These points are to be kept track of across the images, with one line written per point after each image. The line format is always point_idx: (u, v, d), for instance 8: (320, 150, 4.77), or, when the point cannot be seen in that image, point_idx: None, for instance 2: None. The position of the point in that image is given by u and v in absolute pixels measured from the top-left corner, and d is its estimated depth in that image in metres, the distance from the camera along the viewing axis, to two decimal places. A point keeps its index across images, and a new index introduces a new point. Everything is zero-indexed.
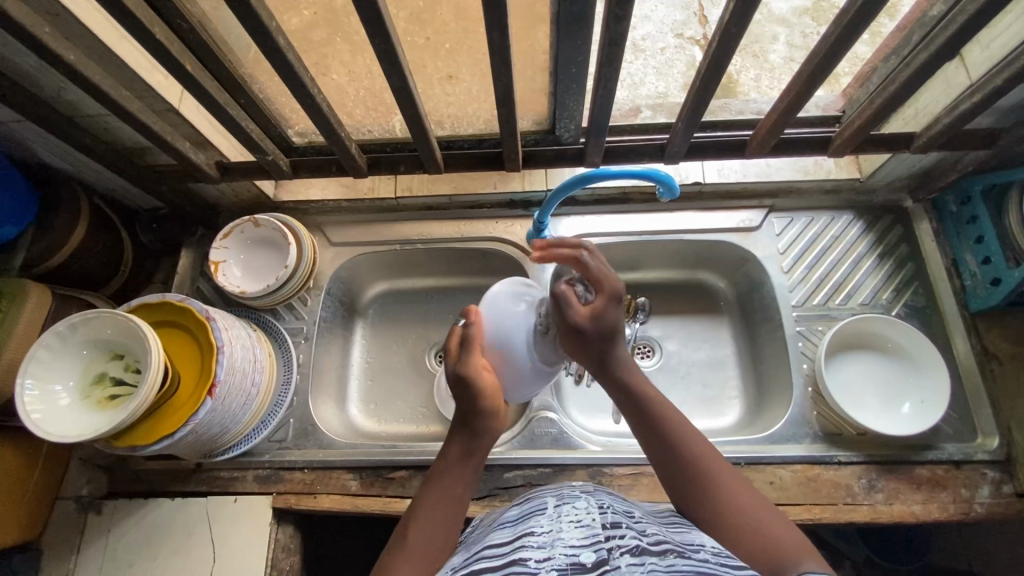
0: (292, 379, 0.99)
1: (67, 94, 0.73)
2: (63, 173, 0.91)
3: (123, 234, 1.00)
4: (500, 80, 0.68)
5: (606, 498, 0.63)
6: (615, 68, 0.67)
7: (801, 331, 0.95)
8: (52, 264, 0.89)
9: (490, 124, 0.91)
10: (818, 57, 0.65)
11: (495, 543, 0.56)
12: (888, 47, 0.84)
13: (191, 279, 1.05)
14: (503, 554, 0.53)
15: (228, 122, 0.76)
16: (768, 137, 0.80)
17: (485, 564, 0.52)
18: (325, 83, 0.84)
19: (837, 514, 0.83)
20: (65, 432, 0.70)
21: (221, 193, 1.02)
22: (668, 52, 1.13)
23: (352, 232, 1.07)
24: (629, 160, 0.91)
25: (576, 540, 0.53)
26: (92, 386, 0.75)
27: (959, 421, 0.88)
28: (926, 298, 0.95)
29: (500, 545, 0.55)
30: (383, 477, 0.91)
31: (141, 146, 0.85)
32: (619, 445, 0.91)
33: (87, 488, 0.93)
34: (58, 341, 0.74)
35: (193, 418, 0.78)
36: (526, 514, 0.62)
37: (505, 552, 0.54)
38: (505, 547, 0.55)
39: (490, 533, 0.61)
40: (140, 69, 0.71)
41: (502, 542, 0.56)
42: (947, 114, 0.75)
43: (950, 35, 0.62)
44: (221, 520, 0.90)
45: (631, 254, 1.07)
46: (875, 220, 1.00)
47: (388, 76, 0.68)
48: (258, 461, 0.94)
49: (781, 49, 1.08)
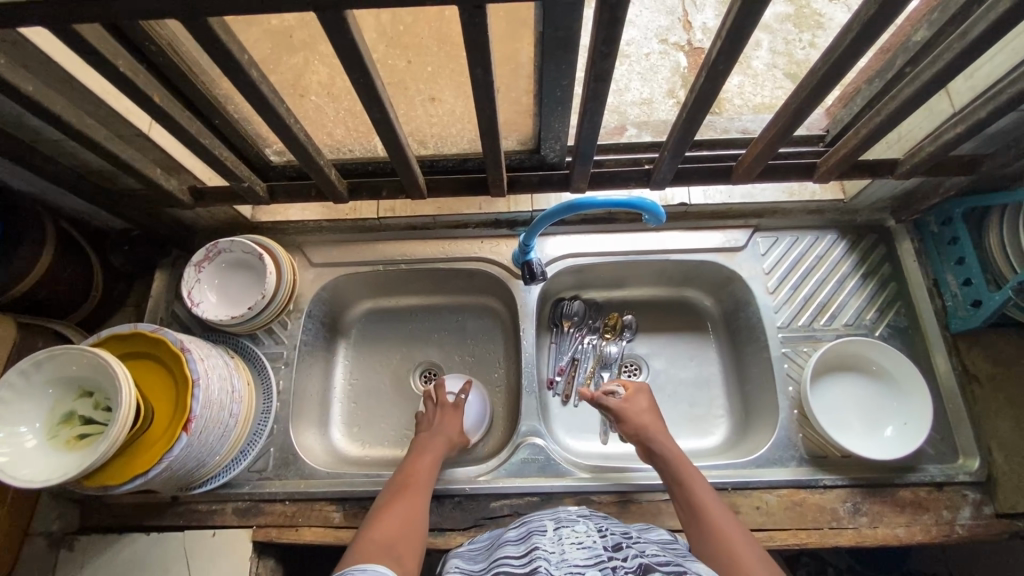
0: (272, 407, 0.96)
1: (27, 120, 0.69)
2: (26, 196, 0.86)
3: (92, 258, 0.96)
4: (484, 113, 0.66)
5: (602, 523, 0.69)
6: (602, 102, 0.66)
7: (786, 353, 0.95)
8: (16, 293, 0.85)
9: (473, 144, 0.88)
10: (806, 90, 0.65)
11: (511, 556, 0.62)
12: (873, 69, 0.84)
13: (166, 302, 1.02)
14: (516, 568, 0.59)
15: (201, 150, 0.73)
16: (754, 165, 0.81)
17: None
18: (304, 104, 0.80)
19: (822, 539, 0.84)
20: (31, 476, 0.67)
21: (196, 215, 0.98)
22: (652, 58, 1.12)
23: (334, 252, 1.05)
24: (615, 185, 0.90)
25: (580, 560, 0.59)
26: (59, 426, 0.71)
27: (941, 443, 0.89)
28: (908, 318, 0.96)
29: (516, 557, 0.61)
30: (367, 508, 0.89)
31: (109, 171, 0.82)
32: (607, 472, 0.90)
33: (57, 524, 0.90)
34: (21, 380, 0.70)
35: (167, 456, 0.75)
36: (527, 532, 0.67)
37: (520, 565, 0.59)
38: (520, 561, 0.60)
39: (497, 550, 0.67)
40: (107, 96, 0.68)
41: (515, 556, 0.62)
42: (930, 142, 0.76)
43: (937, 72, 0.62)
44: (199, 556, 0.87)
45: (617, 273, 1.07)
46: (859, 239, 1.01)
47: (367, 109, 0.66)
48: (237, 493, 0.91)
49: (764, 57, 1.07)
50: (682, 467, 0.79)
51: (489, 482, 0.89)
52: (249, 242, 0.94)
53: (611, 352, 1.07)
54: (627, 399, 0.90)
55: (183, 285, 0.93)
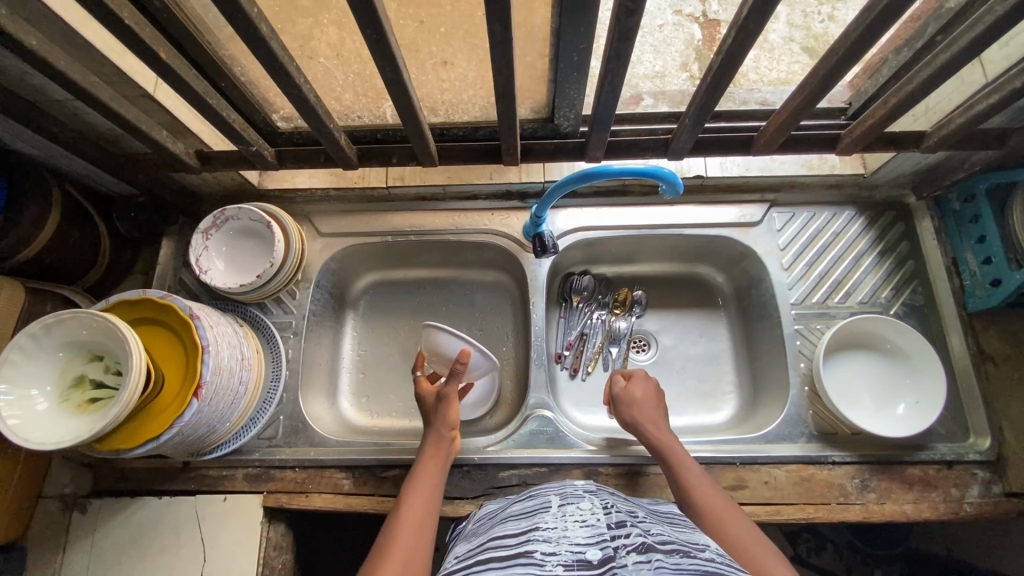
0: (282, 375, 0.96)
1: (31, 78, 0.67)
2: (31, 159, 0.85)
3: (99, 224, 0.95)
4: (500, 73, 0.64)
5: (610, 499, 0.63)
6: (623, 63, 0.64)
7: (798, 330, 0.94)
8: (23, 258, 0.84)
9: (486, 111, 0.87)
10: (838, 54, 0.63)
11: (506, 536, 0.57)
12: (901, 37, 0.81)
13: (173, 271, 1.01)
14: (511, 546, 0.54)
15: (208, 112, 0.71)
16: (776, 135, 0.79)
17: (493, 555, 0.53)
18: (311, 66, 0.77)
19: (830, 513, 0.84)
20: (44, 439, 0.67)
21: (203, 181, 0.97)
22: (665, 30, 1.05)
23: (342, 222, 1.03)
24: (631, 155, 0.88)
25: (581, 538, 0.53)
26: (71, 389, 0.72)
27: (953, 421, 0.88)
28: (924, 297, 0.94)
29: (510, 538, 0.56)
30: (376, 476, 0.90)
31: (115, 133, 0.80)
32: (615, 445, 0.90)
33: (70, 486, 0.91)
34: (32, 342, 0.70)
35: (179, 421, 0.75)
36: (530, 512, 0.62)
37: (513, 545, 0.54)
38: (513, 542, 0.55)
39: (497, 526, 0.62)
40: (110, 53, 0.66)
41: (511, 535, 0.57)
42: (960, 113, 0.73)
43: (974, 36, 0.60)
44: (211, 520, 0.88)
45: (629, 247, 1.05)
46: (877, 216, 0.99)
47: (378, 68, 0.64)
48: (247, 459, 0.92)
49: (781, 29, 1.00)
50: (681, 458, 0.79)
51: (497, 452, 0.89)
52: (258, 210, 0.92)
53: (622, 326, 1.07)
54: (624, 385, 0.89)
55: (190, 252, 0.92)
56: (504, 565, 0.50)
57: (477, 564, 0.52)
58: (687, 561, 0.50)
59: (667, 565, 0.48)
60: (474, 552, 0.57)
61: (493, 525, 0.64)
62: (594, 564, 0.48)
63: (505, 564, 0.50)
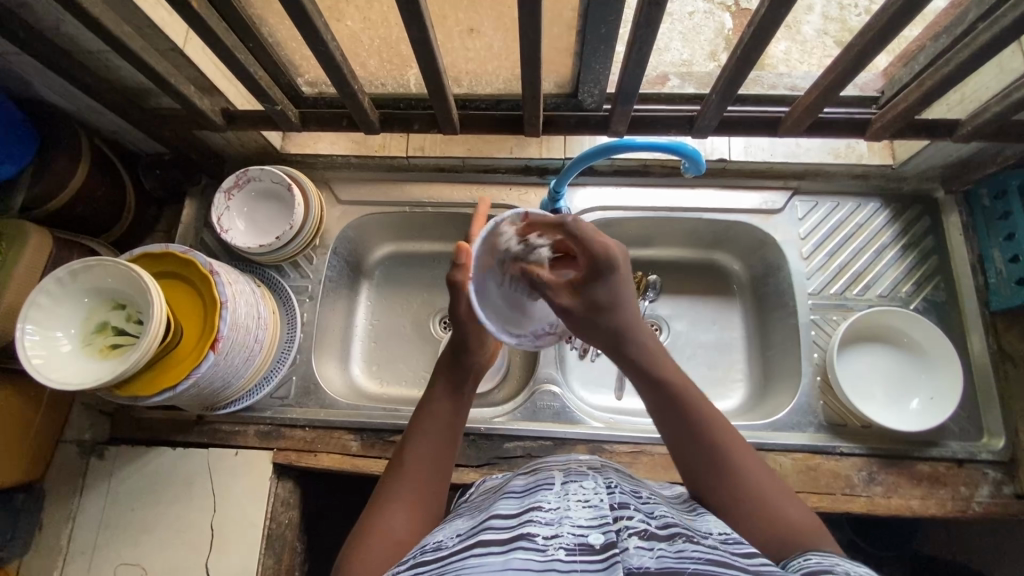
0: (296, 337, 0.98)
1: (66, 26, 0.69)
2: (63, 112, 0.87)
3: (125, 179, 0.97)
4: (526, 37, 0.63)
5: (614, 478, 0.59)
6: (653, 30, 0.62)
7: (814, 320, 0.93)
8: (53, 208, 0.86)
9: (509, 83, 0.87)
10: (873, 31, 0.62)
11: (500, 515, 0.53)
12: (940, 24, 0.78)
13: (195, 230, 1.03)
14: (509, 527, 0.50)
15: (236, 68, 0.72)
16: (804, 116, 0.77)
17: (489, 536, 0.49)
18: (339, 29, 0.77)
19: (833, 503, 0.83)
20: (67, 378, 0.70)
21: (226, 142, 0.98)
22: (696, 17, 1.00)
23: (361, 190, 1.04)
24: (654, 131, 0.87)
25: (583, 519, 0.50)
26: (94, 334, 0.74)
27: (966, 420, 0.87)
28: (946, 293, 0.92)
29: (504, 518, 0.52)
30: (383, 440, 0.92)
31: (144, 88, 0.82)
32: (618, 423, 0.92)
33: (89, 433, 0.93)
34: (58, 287, 0.72)
35: (196, 371, 0.77)
36: (531, 488, 0.58)
37: (510, 526, 0.50)
38: (509, 521, 0.51)
39: (496, 500, 0.58)
40: (143, 5, 0.67)
41: (508, 514, 0.53)
42: (997, 102, 0.72)
43: (1018, 15, 0.58)
44: (221, 472, 0.91)
45: (646, 229, 1.04)
46: (903, 209, 0.96)
47: (406, 28, 0.64)
48: (259, 416, 0.94)
49: (815, 22, 0.96)
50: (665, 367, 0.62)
51: (505, 424, 0.91)
52: (276, 170, 0.93)
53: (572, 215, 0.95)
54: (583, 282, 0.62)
55: (212, 211, 0.94)
56: (503, 551, 0.47)
57: (473, 548, 0.48)
58: (690, 546, 0.48)
59: (670, 554, 0.45)
60: (469, 530, 0.53)
61: (491, 499, 0.60)
62: (597, 550, 0.46)
63: (503, 552, 0.47)
